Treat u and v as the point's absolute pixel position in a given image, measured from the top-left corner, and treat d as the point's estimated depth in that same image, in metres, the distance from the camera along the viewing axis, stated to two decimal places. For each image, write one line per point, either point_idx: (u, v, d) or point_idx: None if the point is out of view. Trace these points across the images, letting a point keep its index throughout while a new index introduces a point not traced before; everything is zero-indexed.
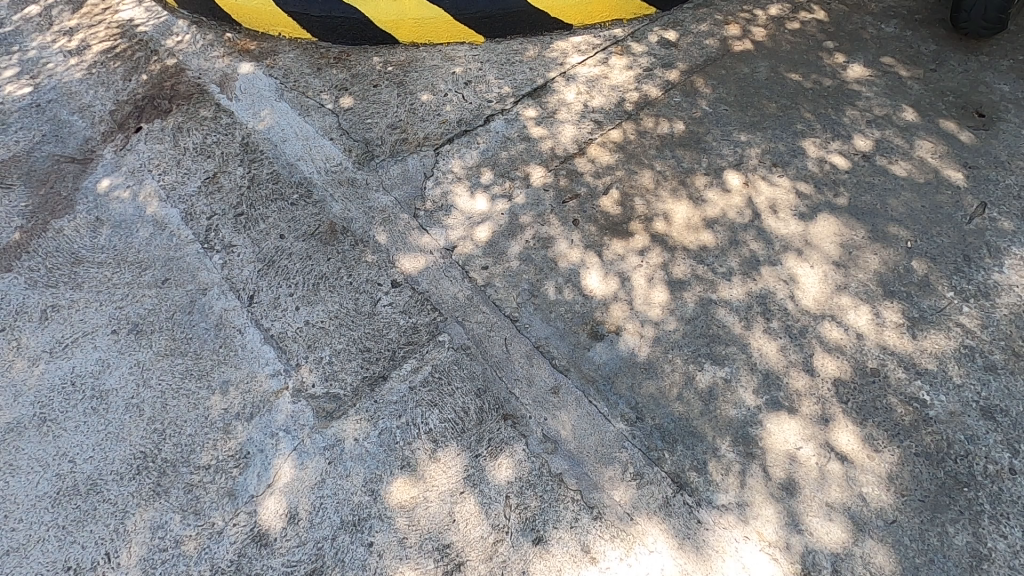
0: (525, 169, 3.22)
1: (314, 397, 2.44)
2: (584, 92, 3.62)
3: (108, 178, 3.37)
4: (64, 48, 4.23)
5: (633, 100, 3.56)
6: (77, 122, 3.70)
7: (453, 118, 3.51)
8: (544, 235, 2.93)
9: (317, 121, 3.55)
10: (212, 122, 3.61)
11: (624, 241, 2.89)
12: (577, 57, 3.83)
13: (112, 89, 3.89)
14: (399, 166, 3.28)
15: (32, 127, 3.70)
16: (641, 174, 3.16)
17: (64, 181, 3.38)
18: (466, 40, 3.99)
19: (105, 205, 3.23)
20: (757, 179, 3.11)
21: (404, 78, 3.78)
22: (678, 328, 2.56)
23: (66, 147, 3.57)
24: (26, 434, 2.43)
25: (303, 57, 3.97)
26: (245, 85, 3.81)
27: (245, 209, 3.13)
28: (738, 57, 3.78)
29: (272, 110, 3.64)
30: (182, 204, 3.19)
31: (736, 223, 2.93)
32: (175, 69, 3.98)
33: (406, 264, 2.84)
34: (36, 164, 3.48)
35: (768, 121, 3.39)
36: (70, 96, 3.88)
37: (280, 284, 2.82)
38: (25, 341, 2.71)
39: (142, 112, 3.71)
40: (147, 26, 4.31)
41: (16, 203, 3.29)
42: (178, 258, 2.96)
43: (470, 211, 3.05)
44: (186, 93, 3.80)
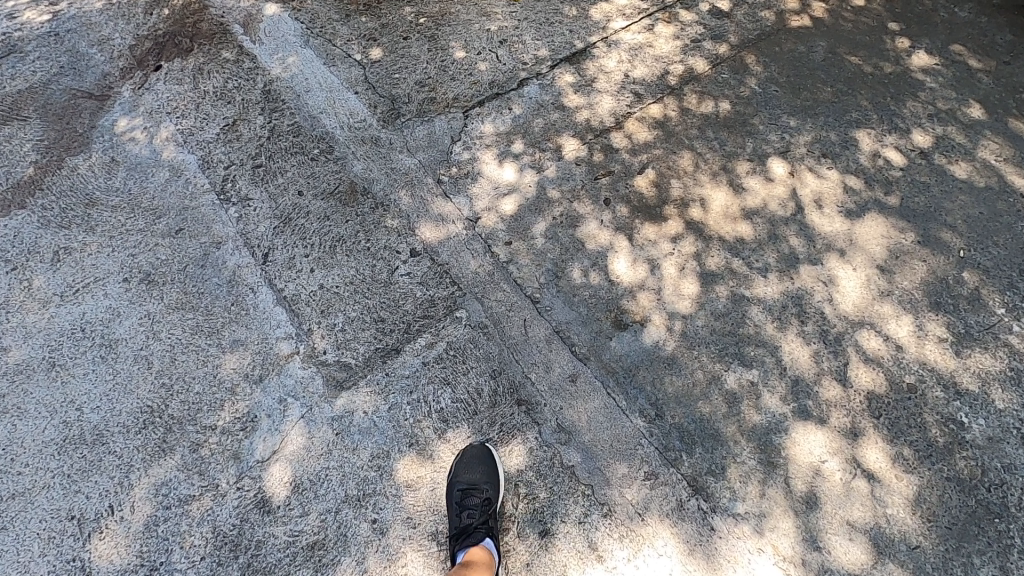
0: (557, 141, 3.05)
1: (325, 365, 2.38)
2: (626, 60, 3.39)
3: (126, 118, 3.25)
4: None
5: (678, 73, 3.34)
6: (95, 55, 3.56)
7: (485, 80, 3.32)
8: (573, 213, 2.79)
9: (342, 72, 3.37)
10: (234, 65, 3.45)
11: (656, 226, 2.74)
12: (621, 22, 3.59)
13: (132, 22, 3.72)
14: (425, 127, 3.12)
15: (49, 58, 3.57)
16: (680, 155, 2.98)
17: (80, 117, 3.27)
18: None
19: (122, 146, 3.13)
20: (803, 169, 2.92)
21: (435, 32, 3.57)
22: (705, 324, 2.44)
23: (84, 81, 3.44)
24: (35, 377, 2.40)
25: (332, 2, 3.76)
26: (271, 28, 3.63)
27: (263, 161, 3.01)
28: (793, 34, 3.52)
29: (297, 57, 3.47)
30: (199, 151, 3.08)
31: (777, 216, 2.76)
32: (198, 5, 3.79)
33: (426, 232, 2.72)
34: (53, 97, 3.37)
35: (821, 107, 3.16)
36: (88, 27, 3.72)
37: (296, 244, 2.72)
38: (37, 282, 2.66)
39: (162, 49, 3.56)
40: None
41: (31, 137, 3.19)
42: (193, 208, 2.86)
43: (497, 181, 2.91)
44: (208, 32, 3.63)
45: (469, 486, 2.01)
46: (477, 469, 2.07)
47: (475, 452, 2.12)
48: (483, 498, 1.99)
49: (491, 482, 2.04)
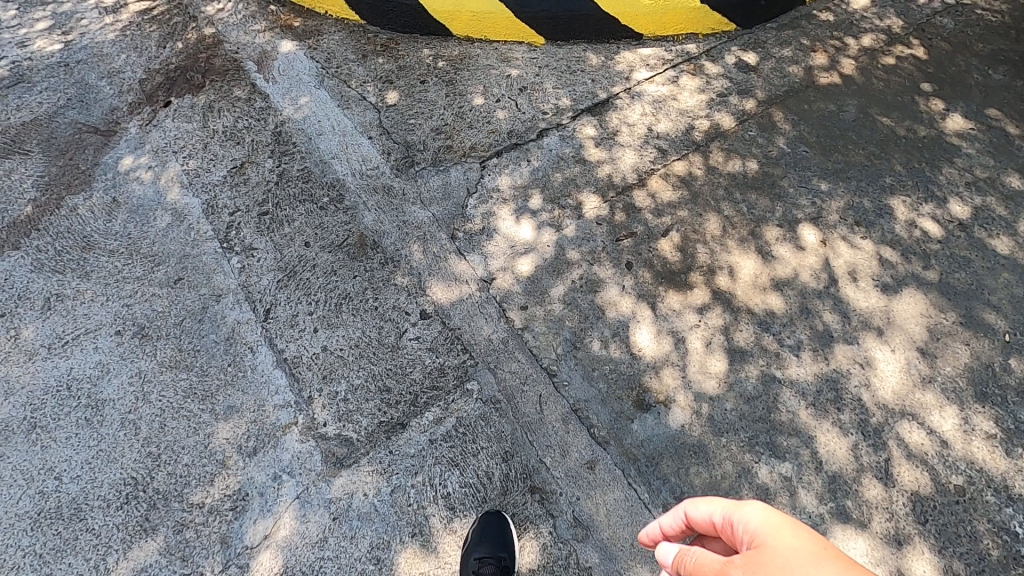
0: (578, 197, 2.92)
1: (324, 438, 2.22)
2: (649, 113, 3.28)
3: (131, 155, 3.13)
4: (99, 4, 3.99)
5: (703, 128, 3.23)
6: (104, 88, 3.47)
7: (504, 129, 3.21)
8: (593, 276, 2.64)
9: (356, 115, 3.26)
10: (245, 104, 3.35)
11: (681, 295, 2.60)
12: (645, 72, 3.49)
13: (144, 55, 3.65)
14: (440, 177, 2.99)
15: (57, 89, 3.48)
16: (706, 218, 2.85)
17: (84, 152, 3.16)
18: (525, 39, 3.64)
19: (124, 186, 3.00)
20: (836, 238, 2.78)
21: (454, 76, 3.47)
22: (734, 408, 2.29)
23: (90, 115, 3.35)
24: (13, 440, 2.24)
25: (348, 41, 3.67)
26: (285, 66, 3.54)
27: (270, 208, 2.89)
28: (823, 91, 3.41)
29: (310, 97, 3.37)
30: (204, 194, 2.96)
31: (809, 288, 2.61)
32: (213, 40, 3.72)
33: (438, 293, 2.58)
34: (57, 131, 3.27)
35: (854, 170, 3.03)
36: (99, 58, 3.64)
37: (300, 300, 2.58)
38: (24, 332, 2.52)
39: (173, 84, 3.47)
40: None
41: (32, 172, 3.08)
42: (194, 256, 2.73)
43: (514, 239, 2.77)
44: (221, 68, 3.54)
45: (487, 555, 1.96)
46: (492, 537, 1.99)
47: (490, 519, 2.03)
48: (500, 565, 1.96)
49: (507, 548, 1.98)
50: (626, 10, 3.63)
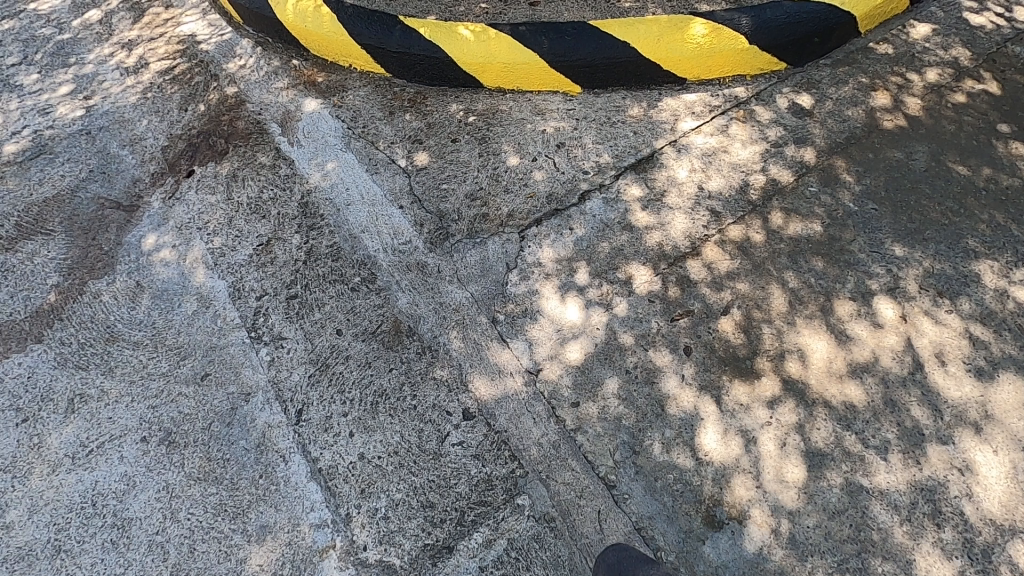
0: (627, 270, 2.70)
1: (366, 565, 2.05)
2: (698, 169, 3.04)
3: (154, 233, 3.01)
4: (121, 64, 3.91)
5: (759, 184, 2.97)
6: (126, 157, 3.37)
7: (542, 192, 3.00)
8: (649, 365, 2.42)
9: (386, 181, 3.10)
10: (270, 171, 3.21)
11: (748, 385, 2.35)
12: (690, 122, 3.25)
13: (165, 119, 3.54)
14: (477, 251, 2.80)
15: (79, 160, 3.39)
16: (770, 291, 2.60)
17: (106, 231, 3.05)
18: (560, 89, 3.40)
19: (148, 268, 2.88)
20: (918, 312, 2.51)
21: (486, 133, 3.28)
22: (818, 525, 2.05)
23: (113, 188, 3.24)
24: (39, 567, 2.12)
25: (374, 97, 3.51)
26: (310, 127, 3.40)
27: (299, 290, 2.73)
28: (887, 136, 3.13)
29: (337, 162, 3.21)
30: (230, 276, 2.82)
31: (892, 374, 2.35)
32: (235, 100, 3.60)
33: (481, 388, 2.38)
34: (80, 208, 3.17)
35: (931, 230, 2.75)
36: (121, 124, 3.55)
37: (333, 398, 2.40)
38: (47, 439, 2.39)
39: (196, 151, 3.35)
40: (208, 44, 3.97)
41: (55, 255, 2.98)
42: (221, 349, 2.58)
43: (560, 322, 2.56)
44: (244, 132, 3.41)
45: None
46: None
47: None
48: None
49: None
50: (672, 53, 3.31)
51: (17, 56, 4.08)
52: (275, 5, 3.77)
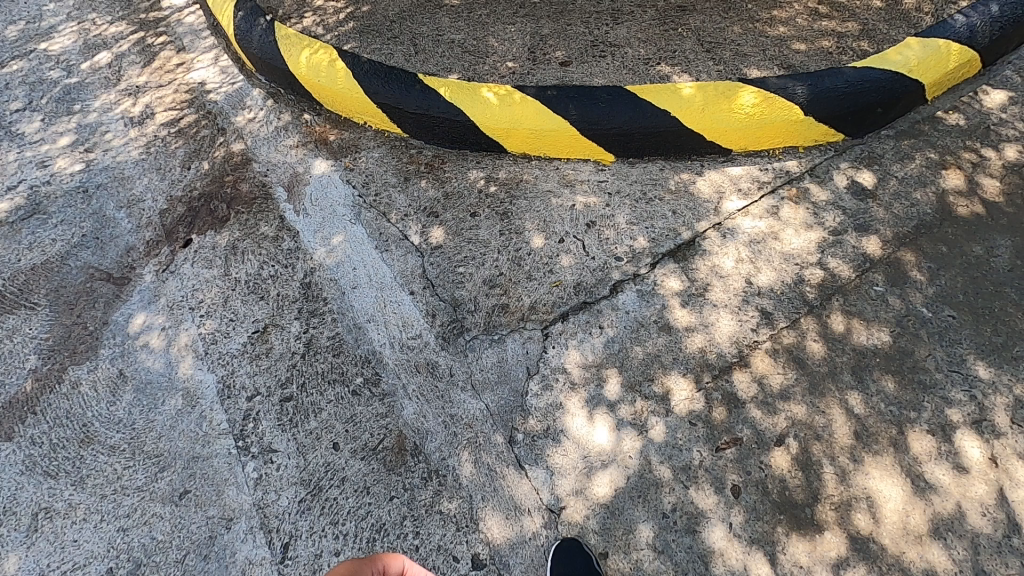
0: (664, 382, 2.36)
1: None
2: (745, 259, 2.69)
3: (143, 312, 2.77)
4: (126, 114, 3.72)
5: (816, 279, 2.61)
6: (122, 221, 3.15)
7: (569, 281, 2.69)
8: (690, 508, 2.08)
9: (396, 261, 2.81)
10: (272, 244, 2.95)
11: (808, 542, 2.00)
12: (736, 200, 2.91)
13: (166, 177, 3.32)
14: (494, 351, 2.49)
15: (73, 222, 3.18)
16: (832, 417, 2.24)
17: (93, 307, 2.81)
18: (591, 157, 3.10)
19: (132, 355, 2.63)
20: (1011, 454, 2.12)
21: (508, 207, 2.98)
22: None
23: (104, 256, 3.01)
24: None
25: (389, 159, 3.24)
26: (318, 192, 3.14)
27: (294, 391, 2.44)
28: (963, 226, 2.73)
29: (345, 235, 2.94)
30: (220, 369, 2.54)
31: (982, 536, 1.98)
32: (241, 158, 3.36)
33: (495, 529, 2.08)
34: (68, 278, 2.94)
35: (1022, 347, 2.36)
36: (119, 182, 3.33)
37: (326, 532, 2.12)
38: (4, 564, 2.14)
39: (195, 217, 3.11)
40: (217, 93, 3.76)
41: (36, 334, 2.75)
42: (204, 460, 2.30)
43: (587, 445, 2.23)
44: (248, 196, 3.17)
45: None
46: None
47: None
48: None
49: None
50: (717, 123, 2.96)
51: (22, 100, 3.93)
52: (286, 53, 3.50)
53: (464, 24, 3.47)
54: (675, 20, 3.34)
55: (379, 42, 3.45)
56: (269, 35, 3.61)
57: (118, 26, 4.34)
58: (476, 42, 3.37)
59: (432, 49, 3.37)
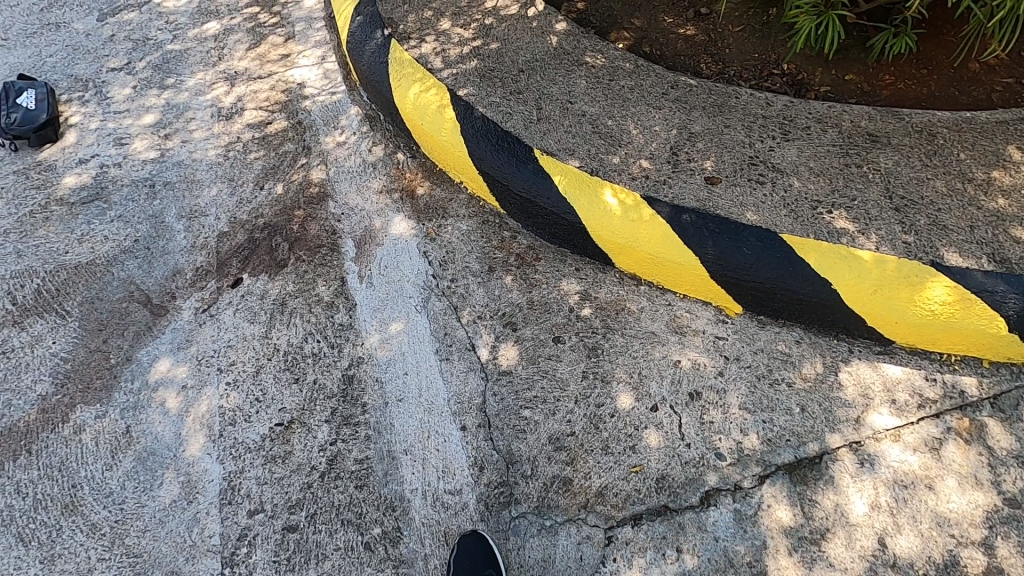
0: None
1: None
2: (881, 506, 2.10)
3: (170, 359, 2.46)
4: (216, 102, 3.42)
5: (973, 567, 1.99)
6: (177, 234, 2.86)
7: (652, 470, 2.18)
8: None
9: (455, 379, 2.37)
10: (324, 312, 2.57)
11: None
12: (886, 415, 2.28)
13: (236, 192, 2.99)
14: (541, 542, 2.06)
15: (129, 221, 2.91)
16: None
17: (121, 336, 2.54)
18: (714, 301, 2.54)
19: (144, 412, 2.33)
20: None
21: (599, 341, 2.47)
22: None
23: (149, 273, 2.73)
24: None
25: (477, 238, 2.78)
26: (390, 259, 2.73)
27: (301, 522, 2.08)
28: None
29: (405, 325, 2.52)
30: (230, 462, 2.21)
31: None
32: (318, 190, 3.00)
33: None
34: (106, 290, 2.68)
35: None
36: (188, 185, 3.04)
37: None
38: None
39: (253, 252, 2.77)
40: (313, 101, 3.40)
41: (56, 352, 2.50)
42: None
43: None
44: (314, 241, 2.80)
45: None
46: (472, 563, 1.95)
47: (462, 565, 1.95)
48: None
49: (491, 566, 1.95)
50: (888, 311, 2.32)
51: (121, 58, 3.71)
52: (396, 81, 3.07)
53: (602, 95, 2.93)
54: (861, 153, 2.66)
55: (499, 93, 2.94)
56: (382, 54, 3.19)
57: None
58: (611, 123, 2.82)
59: (557, 117, 2.83)
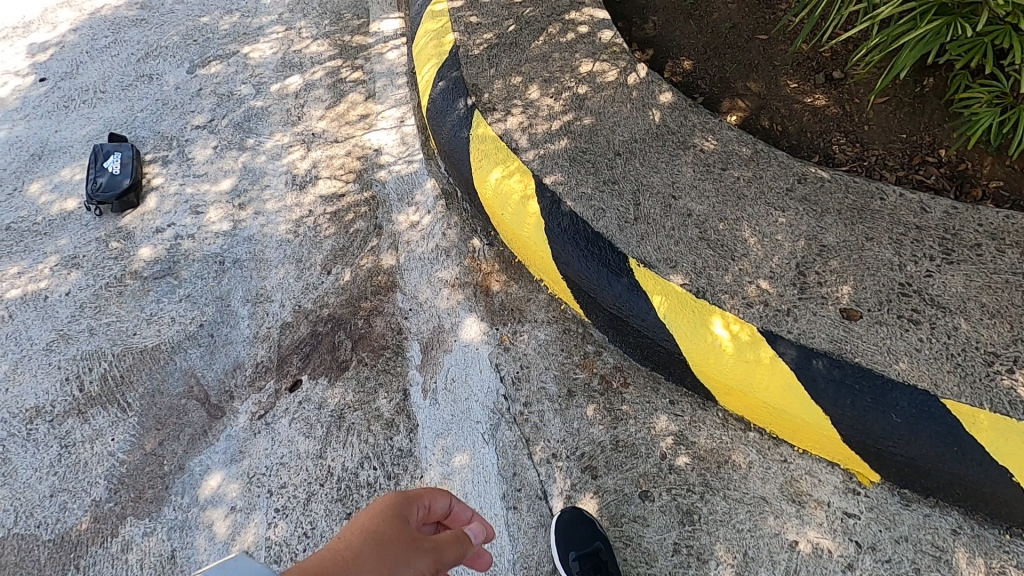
0: None
1: None
2: None
3: (221, 473, 2.31)
4: (291, 168, 3.29)
5: None
6: (241, 321, 2.72)
7: None
8: None
9: (521, 536, 2.09)
10: (383, 432, 2.33)
11: None
12: None
13: (302, 276, 2.82)
14: None
15: (196, 302, 2.82)
16: None
17: (177, 439, 2.42)
18: (843, 463, 2.07)
19: (192, 535, 2.20)
20: None
21: (695, 503, 2.07)
22: None
23: (209, 366, 2.60)
24: None
25: (556, 352, 2.45)
26: (458, 371, 2.45)
27: None
28: None
29: (470, 458, 2.24)
30: None
31: None
32: (386, 278, 2.77)
33: None
34: (167, 382, 2.58)
35: None
36: (257, 263, 2.91)
37: None
38: None
39: (314, 349, 2.59)
40: (389, 171, 3.18)
41: (114, 451, 2.42)
42: None
43: None
44: (379, 341, 2.58)
45: None
46: None
47: None
48: None
49: None
50: None
51: (206, 115, 3.67)
52: (477, 162, 2.78)
53: (713, 187, 2.49)
54: None
55: (591, 182, 2.57)
56: (464, 128, 2.92)
57: (320, 46, 3.93)
58: (723, 226, 2.37)
59: (658, 217, 2.43)
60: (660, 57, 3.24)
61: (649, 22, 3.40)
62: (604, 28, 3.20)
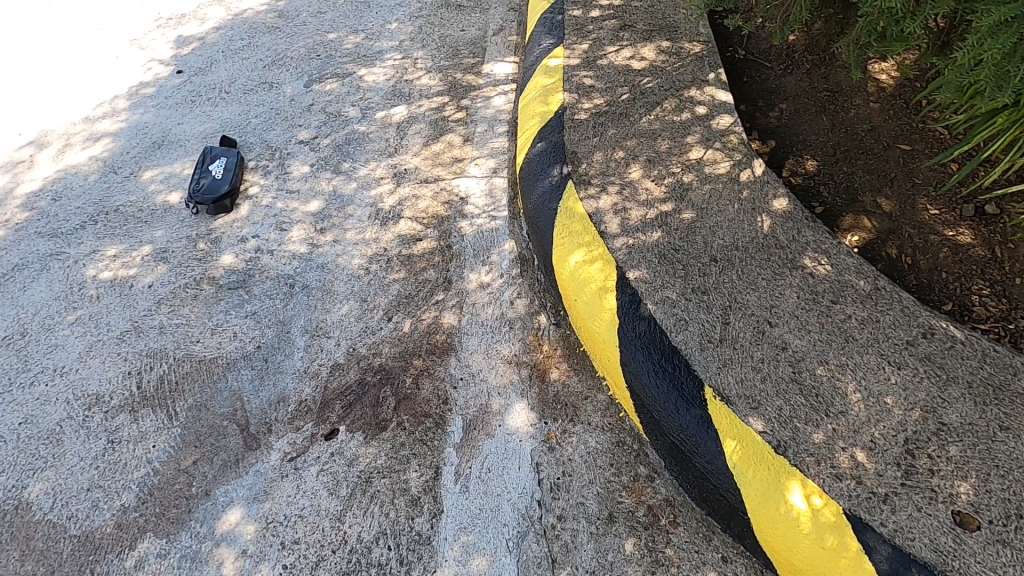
0: None
1: None
2: None
3: (241, 510, 2.28)
4: (377, 201, 3.29)
5: None
6: (295, 352, 2.71)
7: None
8: None
9: None
10: (406, 509, 2.21)
11: None
12: None
13: (363, 318, 2.78)
14: None
15: (260, 322, 2.84)
16: None
17: (209, 462, 2.42)
18: None
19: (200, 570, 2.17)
20: None
21: None
22: None
23: (256, 392, 2.60)
24: None
25: (604, 465, 2.23)
26: (496, 460, 2.29)
27: None
28: None
29: (489, 564, 2.07)
30: None
31: None
32: (444, 339, 2.67)
33: None
34: (215, 399, 2.60)
35: None
36: (324, 294, 2.91)
37: None
38: None
39: (358, 399, 2.52)
40: (470, 223, 3.10)
41: (152, 459, 2.45)
42: None
43: None
44: (422, 406, 2.47)
45: None
46: None
47: None
48: None
49: None
50: None
51: (311, 131, 3.77)
52: (561, 238, 2.63)
53: (818, 322, 2.19)
54: None
55: (678, 287, 2.34)
56: (554, 198, 2.78)
57: (431, 79, 3.95)
58: (822, 372, 2.08)
59: (746, 343, 2.17)
60: (781, 152, 2.95)
61: (775, 109, 3.13)
62: (725, 113, 2.97)
